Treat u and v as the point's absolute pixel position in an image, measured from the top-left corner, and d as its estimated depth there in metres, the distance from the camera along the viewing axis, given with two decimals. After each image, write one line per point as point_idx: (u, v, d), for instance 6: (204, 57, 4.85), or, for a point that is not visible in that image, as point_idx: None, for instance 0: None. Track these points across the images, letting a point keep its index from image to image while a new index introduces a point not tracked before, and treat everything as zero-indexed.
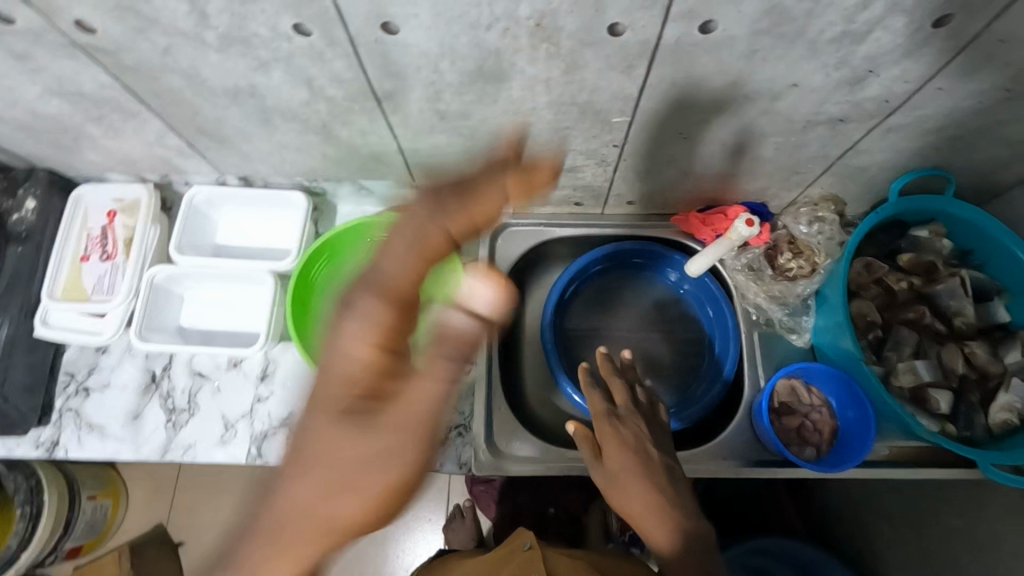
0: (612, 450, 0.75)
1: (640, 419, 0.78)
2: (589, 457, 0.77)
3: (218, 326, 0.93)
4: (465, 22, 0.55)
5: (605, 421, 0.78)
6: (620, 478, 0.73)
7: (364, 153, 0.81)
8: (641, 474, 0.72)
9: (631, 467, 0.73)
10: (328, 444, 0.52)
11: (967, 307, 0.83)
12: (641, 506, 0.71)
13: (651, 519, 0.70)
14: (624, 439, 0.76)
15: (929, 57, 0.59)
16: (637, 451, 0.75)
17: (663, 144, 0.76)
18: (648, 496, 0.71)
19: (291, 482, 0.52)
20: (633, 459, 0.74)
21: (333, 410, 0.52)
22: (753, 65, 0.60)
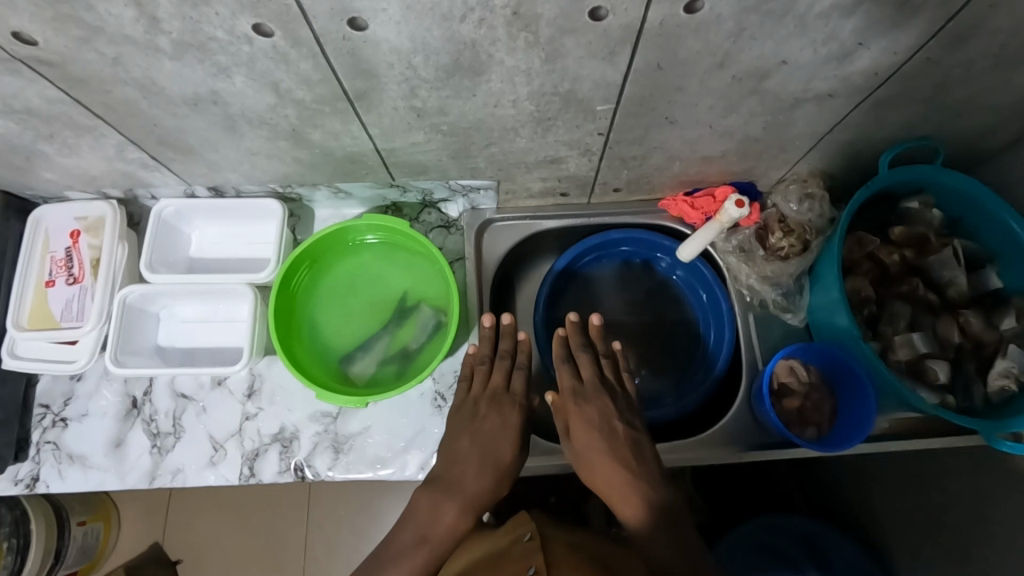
0: (580, 429, 0.76)
1: (604, 394, 0.79)
2: (563, 433, 0.79)
3: (200, 344, 0.89)
4: (435, 14, 0.51)
5: (568, 399, 0.79)
6: (590, 456, 0.74)
7: (338, 155, 0.77)
8: (608, 451, 0.73)
9: (597, 442, 0.74)
10: (457, 474, 0.75)
11: (959, 276, 0.83)
12: (608, 480, 0.72)
13: (618, 491, 0.71)
14: (589, 417, 0.77)
15: (918, 28, 0.57)
16: (605, 427, 0.76)
17: (648, 129, 0.74)
18: (614, 469, 0.72)
19: (433, 510, 0.71)
20: (600, 436, 0.75)
21: (459, 488, 0.73)
22: (738, 44, 0.57)
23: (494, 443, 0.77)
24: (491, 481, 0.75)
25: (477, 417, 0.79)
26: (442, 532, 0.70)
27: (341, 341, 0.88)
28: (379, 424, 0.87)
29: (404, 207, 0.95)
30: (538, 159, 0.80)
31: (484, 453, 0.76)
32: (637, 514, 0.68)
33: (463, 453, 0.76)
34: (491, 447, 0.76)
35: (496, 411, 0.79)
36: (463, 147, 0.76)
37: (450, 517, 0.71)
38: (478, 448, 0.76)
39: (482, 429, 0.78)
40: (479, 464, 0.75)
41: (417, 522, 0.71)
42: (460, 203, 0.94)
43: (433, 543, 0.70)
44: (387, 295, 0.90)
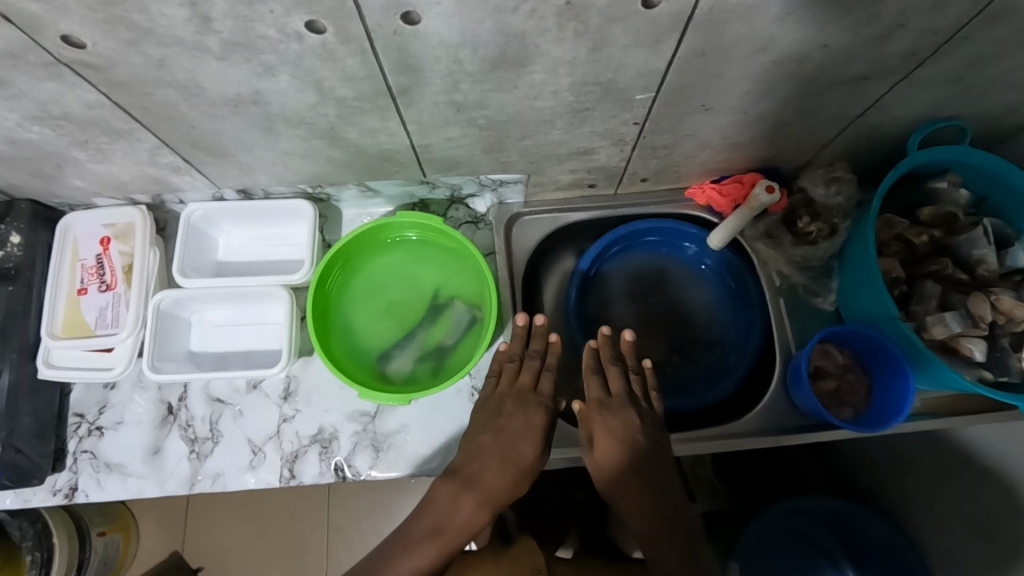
0: (605, 444, 0.76)
1: (631, 409, 0.77)
2: (585, 442, 0.78)
3: (233, 349, 0.89)
4: (488, 6, 0.51)
5: (594, 411, 0.78)
6: (610, 470, 0.75)
7: (372, 153, 0.77)
8: (630, 467, 0.74)
9: (620, 458, 0.75)
10: (477, 472, 0.75)
11: (990, 254, 0.83)
12: (625, 498, 0.75)
13: (634, 510, 0.74)
14: (614, 430, 0.76)
15: (960, 7, 0.57)
16: (631, 447, 0.75)
17: (683, 117, 0.74)
18: (634, 490, 0.74)
19: (451, 505, 0.74)
20: (625, 454, 0.75)
21: (477, 487, 0.74)
22: (782, 28, 0.58)
23: (516, 441, 0.77)
24: (509, 479, 0.75)
25: (499, 414, 0.79)
26: (458, 526, 0.73)
27: (375, 340, 0.88)
28: (418, 421, 0.88)
29: (431, 204, 0.95)
30: (570, 151, 0.80)
31: (506, 452, 0.76)
32: (648, 534, 0.73)
33: (483, 451, 0.77)
34: (510, 447, 0.76)
35: (519, 411, 0.78)
36: (497, 141, 0.76)
37: (466, 512, 0.73)
38: (501, 445, 0.77)
39: (502, 426, 0.78)
40: (500, 461, 0.76)
41: (435, 512, 0.74)
42: (487, 198, 0.94)
43: (447, 537, 0.72)
44: (420, 293, 0.90)
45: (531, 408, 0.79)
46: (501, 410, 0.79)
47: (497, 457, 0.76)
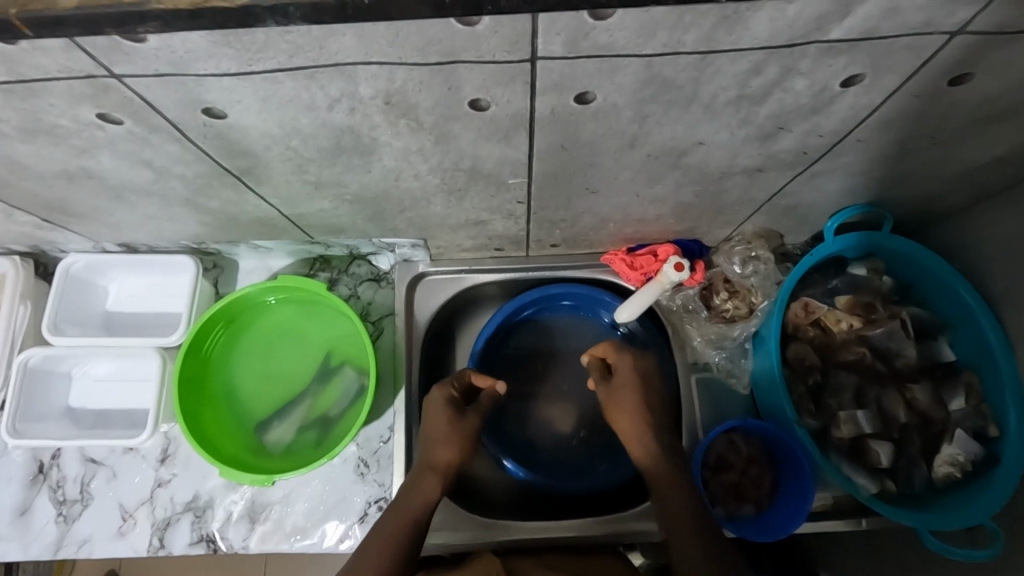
0: (625, 375, 0.78)
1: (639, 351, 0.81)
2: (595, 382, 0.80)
3: (111, 406, 0.84)
4: (296, 105, 0.46)
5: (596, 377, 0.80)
6: (621, 400, 0.76)
7: (244, 219, 0.73)
8: (639, 396, 0.76)
9: (634, 388, 0.77)
10: (425, 448, 0.74)
11: (908, 348, 0.78)
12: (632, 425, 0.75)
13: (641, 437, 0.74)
14: (631, 370, 0.78)
15: (841, 114, 0.52)
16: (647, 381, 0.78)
17: (571, 198, 0.69)
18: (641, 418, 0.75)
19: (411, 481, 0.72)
20: (638, 383, 0.77)
21: (427, 460, 0.73)
22: (644, 128, 0.52)
23: (439, 431, 0.75)
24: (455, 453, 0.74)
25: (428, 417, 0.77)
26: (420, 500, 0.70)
27: (256, 407, 0.84)
28: (298, 493, 0.83)
29: (332, 259, 0.90)
30: (460, 222, 0.75)
31: (445, 428, 0.75)
32: (658, 468, 0.71)
33: (428, 443, 0.75)
34: (443, 438, 0.75)
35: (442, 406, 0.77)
36: (375, 213, 0.71)
37: (428, 487, 0.71)
38: (435, 435, 0.75)
39: (431, 426, 0.76)
40: (439, 445, 0.74)
41: (408, 492, 0.71)
42: (390, 256, 0.90)
43: (417, 514, 0.69)
44: (309, 356, 0.86)
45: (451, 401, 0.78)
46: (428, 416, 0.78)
47: (438, 447, 0.74)
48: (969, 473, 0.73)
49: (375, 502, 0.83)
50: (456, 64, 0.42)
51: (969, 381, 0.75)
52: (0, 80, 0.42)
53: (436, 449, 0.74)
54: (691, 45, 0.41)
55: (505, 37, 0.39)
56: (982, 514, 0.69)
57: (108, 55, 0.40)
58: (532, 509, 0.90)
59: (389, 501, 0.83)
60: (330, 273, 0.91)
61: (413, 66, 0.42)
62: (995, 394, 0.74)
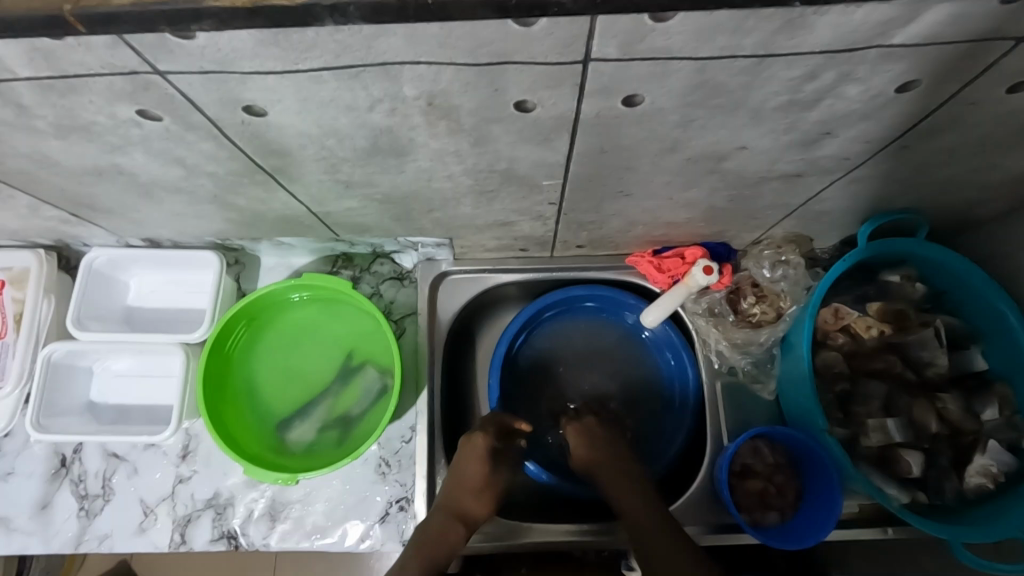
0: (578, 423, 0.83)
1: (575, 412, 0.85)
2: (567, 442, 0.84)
3: (134, 401, 0.84)
4: (336, 105, 0.45)
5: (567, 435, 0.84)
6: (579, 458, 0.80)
7: (271, 217, 0.72)
8: (586, 449, 0.80)
9: (580, 445, 0.80)
10: (460, 495, 0.75)
11: (940, 357, 0.77)
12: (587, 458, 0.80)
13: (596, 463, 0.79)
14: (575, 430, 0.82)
15: (892, 120, 0.50)
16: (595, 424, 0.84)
17: (603, 201, 0.68)
18: (591, 449, 0.80)
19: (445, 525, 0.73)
20: (579, 437, 0.81)
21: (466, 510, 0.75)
22: (688, 132, 0.51)
23: (475, 481, 0.76)
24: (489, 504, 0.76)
25: (461, 459, 0.77)
26: (450, 543, 0.72)
27: (277, 405, 0.84)
28: (319, 491, 0.83)
29: (354, 257, 0.90)
30: (488, 223, 0.75)
31: (486, 481, 0.77)
32: (614, 486, 0.76)
33: (460, 488, 0.76)
34: (477, 488, 0.76)
35: (479, 453, 0.77)
36: (403, 213, 0.70)
37: (454, 535, 0.73)
38: (470, 481, 0.76)
39: (464, 470, 0.76)
40: (473, 492, 0.76)
41: (432, 535, 0.72)
42: (413, 255, 0.89)
43: (441, 556, 0.72)
44: (330, 355, 0.86)
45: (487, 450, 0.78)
46: (463, 456, 0.77)
47: (465, 494, 0.76)
48: (1001, 486, 0.72)
49: (395, 502, 0.82)
50: (505, 65, 0.41)
51: (1002, 394, 0.74)
52: (41, 76, 0.42)
53: (463, 495, 0.75)
54: (750, 49, 0.40)
55: (558, 39, 0.38)
56: (1015, 527, 0.68)
57: (153, 52, 0.39)
58: (548, 511, 0.89)
59: (410, 501, 0.82)
60: (352, 271, 0.90)
61: (461, 66, 0.41)
62: None
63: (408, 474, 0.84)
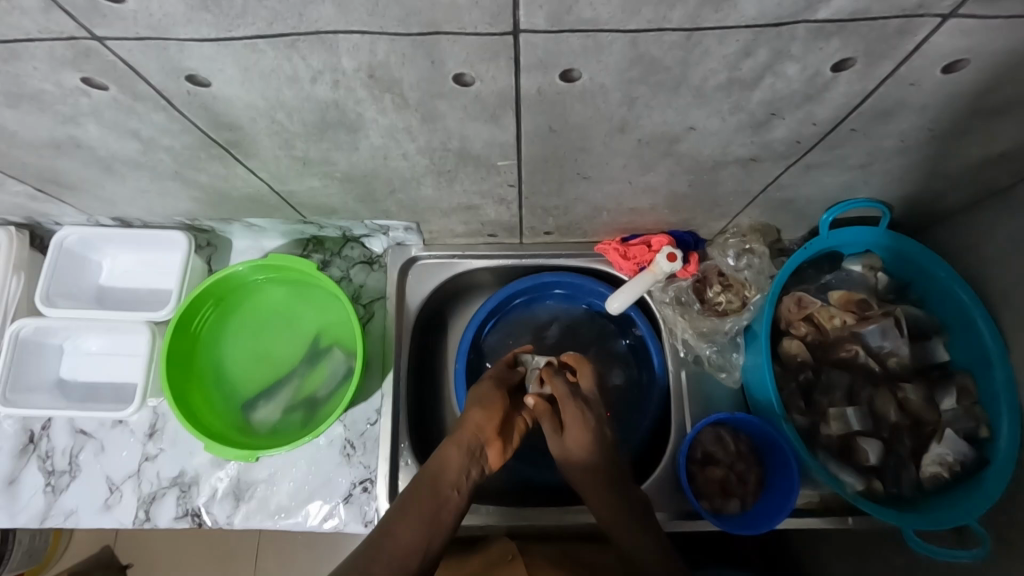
0: (575, 427, 0.74)
1: (577, 405, 0.75)
2: (548, 429, 0.76)
3: (102, 380, 0.85)
4: (277, 76, 0.46)
5: (546, 418, 0.76)
6: (570, 453, 0.74)
7: (236, 196, 0.73)
8: (591, 453, 0.73)
9: (586, 443, 0.73)
10: (468, 423, 0.74)
11: (902, 347, 0.77)
12: (567, 468, 0.75)
13: (577, 469, 0.74)
14: (576, 422, 0.74)
15: (836, 101, 0.51)
16: (596, 431, 0.75)
17: (563, 184, 0.68)
18: (570, 454, 0.74)
19: (438, 457, 0.71)
20: (585, 439, 0.73)
21: (461, 432, 0.73)
22: (634, 110, 0.51)
23: (479, 404, 0.76)
24: (493, 420, 0.75)
25: (476, 390, 0.78)
26: (440, 474, 0.69)
27: (245, 385, 0.84)
28: (284, 471, 0.83)
29: (325, 241, 0.90)
30: (452, 206, 0.75)
31: (478, 399, 0.76)
32: (601, 508, 0.73)
33: (466, 418, 0.75)
34: (483, 406, 0.75)
35: (491, 380, 0.79)
36: (366, 193, 0.71)
37: (454, 461, 0.71)
38: (477, 404, 0.76)
39: (473, 399, 0.77)
40: (479, 411, 0.75)
41: (431, 468, 0.70)
42: (383, 240, 0.89)
43: (434, 502, 0.67)
44: (299, 337, 0.86)
45: (499, 377, 0.80)
46: (479, 386, 0.79)
47: (470, 417, 0.75)
48: (957, 474, 0.72)
49: (359, 484, 0.83)
50: (438, 35, 0.41)
51: (963, 383, 0.74)
52: None
53: (469, 417, 0.75)
54: (677, 22, 0.40)
55: (485, 8, 0.39)
56: (969, 515, 0.68)
57: (87, 17, 0.40)
58: (524, 497, 0.89)
59: (373, 483, 0.83)
60: (322, 255, 0.91)
61: (395, 37, 0.41)
62: (989, 396, 0.72)
63: (371, 456, 0.84)
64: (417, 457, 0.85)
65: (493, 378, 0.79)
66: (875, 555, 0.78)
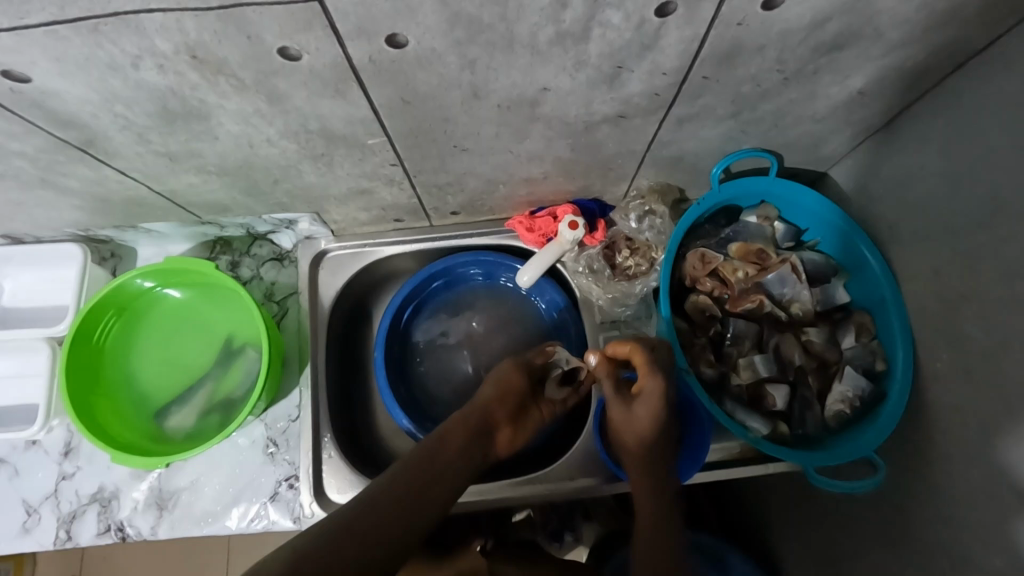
0: (648, 394, 0.69)
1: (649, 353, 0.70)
2: (612, 393, 0.72)
3: (10, 402, 0.82)
4: (96, 65, 0.45)
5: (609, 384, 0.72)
6: (634, 417, 0.70)
7: (119, 200, 0.71)
8: (650, 415, 0.69)
9: (655, 408, 0.69)
10: (480, 404, 0.74)
11: (802, 293, 0.79)
12: (622, 451, 0.73)
13: (631, 441, 0.71)
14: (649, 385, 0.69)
15: (675, 49, 0.51)
16: (670, 401, 0.70)
17: (445, 159, 0.68)
18: (636, 418, 0.70)
19: (439, 433, 0.70)
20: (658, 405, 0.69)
21: (471, 410, 0.73)
22: (478, 74, 0.51)
23: (495, 388, 0.76)
24: (505, 402, 0.75)
25: (490, 373, 0.78)
26: (441, 447, 0.68)
27: (154, 394, 0.83)
28: (208, 475, 0.82)
29: (233, 241, 0.89)
30: (343, 192, 0.74)
31: (499, 381, 0.76)
32: (637, 494, 0.72)
33: (476, 401, 0.74)
34: (496, 389, 0.76)
35: (507, 365, 0.79)
36: (251, 186, 0.70)
37: (456, 436, 0.70)
38: (491, 388, 0.76)
39: (487, 385, 0.77)
40: (491, 393, 0.75)
41: (429, 440, 0.69)
42: (291, 235, 0.88)
43: (423, 474, 0.64)
44: (210, 340, 0.85)
45: (522, 362, 0.80)
46: (495, 369, 0.79)
47: (482, 399, 0.74)
48: (858, 409, 0.74)
49: (285, 481, 0.82)
50: (242, 9, 0.41)
51: (861, 321, 0.76)
52: None
53: (482, 399, 0.74)
54: None
55: None
56: (866, 447, 0.70)
57: None
58: None
59: (298, 478, 0.82)
60: (231, 256, 0.90)
61: (199, 14, 0.41)
62: (884, 330, 0.74)
63: (293, 452, 0.83)
64: (342, 450, 0.85)
65: (514, 361, 0.79)
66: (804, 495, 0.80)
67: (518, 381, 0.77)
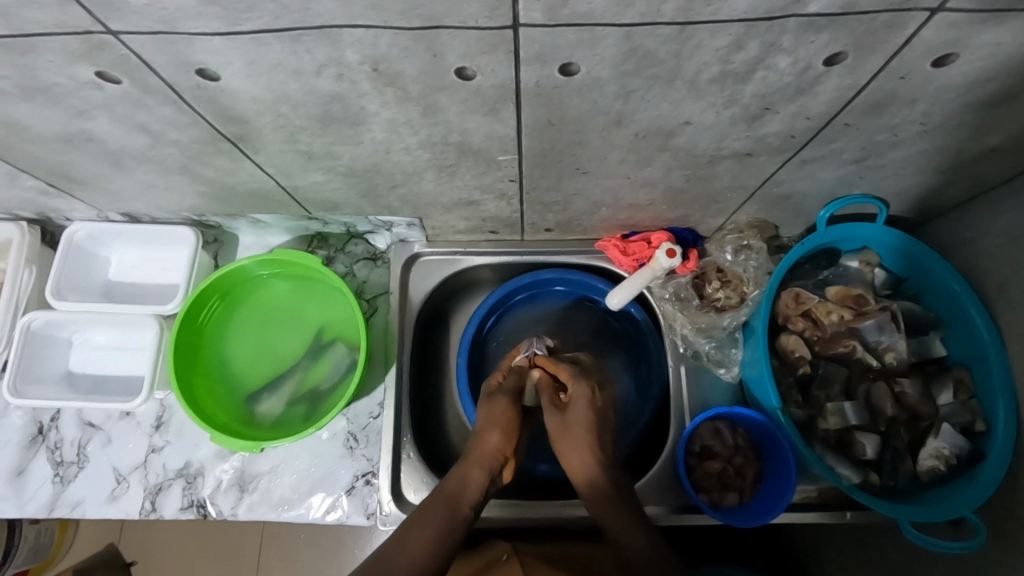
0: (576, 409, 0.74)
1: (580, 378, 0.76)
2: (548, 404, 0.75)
3: (109, 373, 0.86)
4: (283, 69, 0.47)
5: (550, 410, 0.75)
6: (570, 425, 0.73)
7: (241, 191, 0.74)
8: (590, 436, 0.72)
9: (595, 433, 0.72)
10: (482, 445, 0.72)
11: (899, 343, 0.77)
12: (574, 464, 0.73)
13: (578, 456, 0.72)
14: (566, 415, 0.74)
15: (828, 95, 0.52)
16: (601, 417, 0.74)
17: (562, 179, 0.69)
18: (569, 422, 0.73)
19: (457, 477, 0.70)
20: (594, 421, 0.73)
21: (477, 454, 0.72)
22: (629, 104, 0.53)
23: (489, 422, 0.74)
24: (509, 441, 0.73)
25: (487, 402, 0.76)
26: (459, 495, 0.68)
27: (248, 377, 0.86)
28: (289, 463, 0.84)
29: (329, 237, 0.92)
30: (453, 201, 0.76)
31: (486, 415, 0.74)
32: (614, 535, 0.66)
33: (479, 440, 0.73)
34: (500, 425, 0.73)
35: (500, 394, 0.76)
36: (369, 188, 0.72)
37: (472, 483, 0.69)
38: (487, 423, 0.74)
39: (487, 416, 0.74)
40: (497, 429, 0.73)
41: (447, 489, 0.69)
42: (386, 236, 0.91)
43: (443, 523, 0.65)
44: (303, 332, 0.88)
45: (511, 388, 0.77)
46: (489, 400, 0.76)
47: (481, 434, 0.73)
48: (954, 467, 0.72)
49: (362, 477, 0.84)
50: (438, 29, 0.43)
51: (959, 377, 0.75)
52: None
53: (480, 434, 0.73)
54: (670, 16, 0.42)
55: (483, 2, 0.40)
56: (965, 506, 0.68)
57: (102, 11, 0.42)
58: (527, 491, 0.88)
59: (376, 476, 0.83)
60: (327, 251, 0.92)
61: (398, 30, 0.43)
62: (985, 389, 0.73)
63: (372, 450, 0.85)
64: (419, 451, 0.86)
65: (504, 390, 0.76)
66: (875, 547, 0.78)
67: (505, 412, 0.74)
